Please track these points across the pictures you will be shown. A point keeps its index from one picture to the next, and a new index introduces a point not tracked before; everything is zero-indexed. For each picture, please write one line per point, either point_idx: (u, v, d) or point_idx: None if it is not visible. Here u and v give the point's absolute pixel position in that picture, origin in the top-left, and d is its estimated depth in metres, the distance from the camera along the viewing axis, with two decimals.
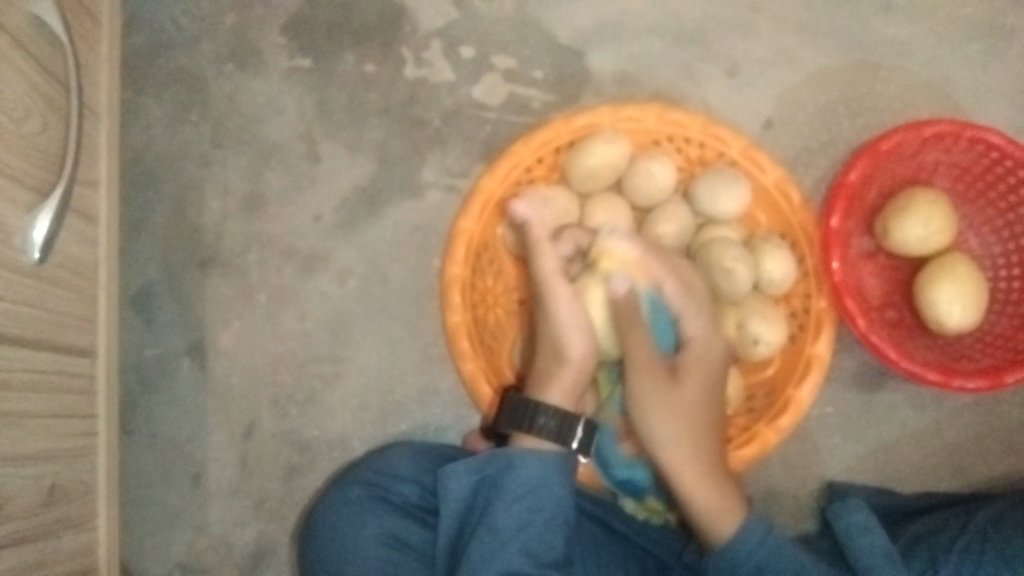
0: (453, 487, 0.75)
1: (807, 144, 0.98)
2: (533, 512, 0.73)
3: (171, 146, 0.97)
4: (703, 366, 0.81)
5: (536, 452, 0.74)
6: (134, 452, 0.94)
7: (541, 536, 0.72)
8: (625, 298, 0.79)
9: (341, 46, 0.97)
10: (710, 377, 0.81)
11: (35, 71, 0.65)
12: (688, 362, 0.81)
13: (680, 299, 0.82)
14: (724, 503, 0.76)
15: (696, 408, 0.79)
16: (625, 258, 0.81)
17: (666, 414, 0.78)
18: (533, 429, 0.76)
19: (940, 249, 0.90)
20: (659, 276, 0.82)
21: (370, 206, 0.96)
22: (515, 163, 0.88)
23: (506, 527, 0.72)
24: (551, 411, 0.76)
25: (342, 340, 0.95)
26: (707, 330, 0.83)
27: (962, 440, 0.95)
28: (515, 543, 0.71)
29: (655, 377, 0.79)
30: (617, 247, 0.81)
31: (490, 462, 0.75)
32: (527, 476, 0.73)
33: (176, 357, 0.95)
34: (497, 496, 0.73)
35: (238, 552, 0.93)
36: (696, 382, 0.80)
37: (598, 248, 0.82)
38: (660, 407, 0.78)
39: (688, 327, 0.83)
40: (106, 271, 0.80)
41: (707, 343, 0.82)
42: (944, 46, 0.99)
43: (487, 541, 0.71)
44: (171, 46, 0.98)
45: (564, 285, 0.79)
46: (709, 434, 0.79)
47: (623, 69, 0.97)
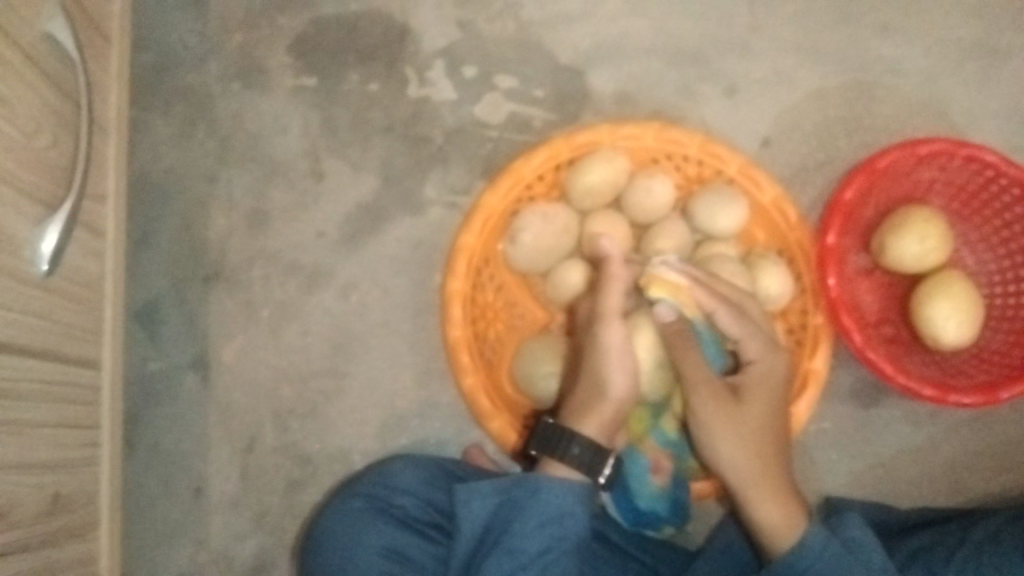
0: (475, 504, 0.76)
1: (805, 162, 0.99)
2: (554, 538, 0.74)
3: (178, 163, 0.99)
4: (764, 384, 0.81)
5: (565, 480, 0.74)
6: (138, 464, 0.95)
7: (560, 562, 0.74)
8: (674, 326, 0.80)
9: (345, 65, 0.99)
10: (772, 395, 0.81)
11: (46, 88, 0.67)
12: (751, 385, 0.81)
13: (733, 322, 0.82)
14: (790, 511, 0.78)
15: (760, 429, 0.80)
16: (673, 284, 0.82)
17: (731, 436, 0.79)
18: (565, 458, 0.76)
19: (937, 266, 0.91)
20: (706, 304, 0.82)
21: (373, 222, 0.97)
22: (515, 180, 0.90)
23: (526, 551, 0.73)
24: (585, 441, 0.76)
25: (344, 354, 0.96)
26: (766, 349, 0.83)
27: (959, 456, 0.95)
28: (533, 566, 0.73)
29: (715, 396, 0.79)
30: (666, 274, 0.82)
31: (516, 485, 0.75)
32: (555, 504, 0.74)
33: (180, 370, 0.96)
34: (519, 520, 0.74)
35: (238, 565, 0.93)
36: (758, 400, 0.81)
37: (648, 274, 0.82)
38: (725, 430, 0.79)
39: (746, 348, 0.83)
40: (112, 284, 0.81)
41: (768, 366, 0.82)
42: (940, 66, 1.00)
43: (504, 562, 0.73)
44: (179, 65, 1.00)
45: (617, 323, 0.77)
46: (773, 446, 0.80)
47: (622, 89, 0.99)
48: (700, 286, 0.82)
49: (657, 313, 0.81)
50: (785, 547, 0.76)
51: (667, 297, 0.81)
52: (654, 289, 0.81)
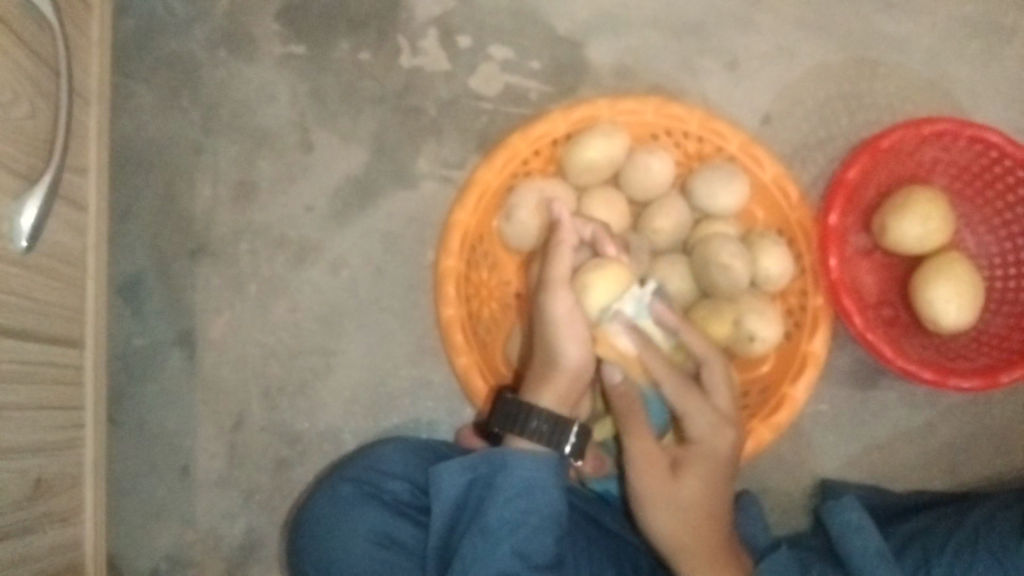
0: (446, 484, 0.74)
1: (805, 140, 0.97)
2: (525, 513, 0.72)
3: (162, 132, 0.95)
4: (706, 463, 0.77)
5: (531, 454, 0.73)
6: (123, 442, 0.93)
7: (534, 537, 0.72)
8: (622, 389, 0.77)
9: (336, 33, 0.96)
10: (713, 473, 0.77)
11: (23, 56, 0.64)
12: (691, 461, 0.77)
13: (677, 391, 0.78)
14: None
15: (698, 503, 0.76)
16: (623, 349, 0.78)
17: (665, 512, 0.76)
18: (525, 432, 0.74)
19: (938, 248, 0.90)
20: (657, 371, 0.77)
21: (364, 196, 0.95)
22: (511, 156, 0.87)
23: (498, 527, 0.72)
24: (544, 414, 0.74)
25: (334, 332, 0.94)
26: (714, 425, 0.78)
27: (955, 440, 0.94)
28: (508, 542, 0.72)
29: (653, 470, 0.76)
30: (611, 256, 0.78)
31: (484, 462, 0.74)
32: (523, 478, 0.72)
33: (165, 346, 0.93)
34: (490, 496, 0.73)
35: (226, 546, 0.92)
36: (698, 478, 0.77)
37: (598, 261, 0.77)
38: (663, 507, 0.76)
39: (693, 425, 0.78)
40: (95, 259, 0.78)
41: (712, 442, 0.77)
42: (944, 43, 0.98)
43: (479, 542, 0.71)
44: (162, 31, 0.96)
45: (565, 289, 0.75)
46: (715, 522, 0.77)
47: (621, 62, 0.96)
48: (652, 349, 0.77)
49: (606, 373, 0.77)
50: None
51: (616, 359, 0.78)
52: (602, 350, 0.78)
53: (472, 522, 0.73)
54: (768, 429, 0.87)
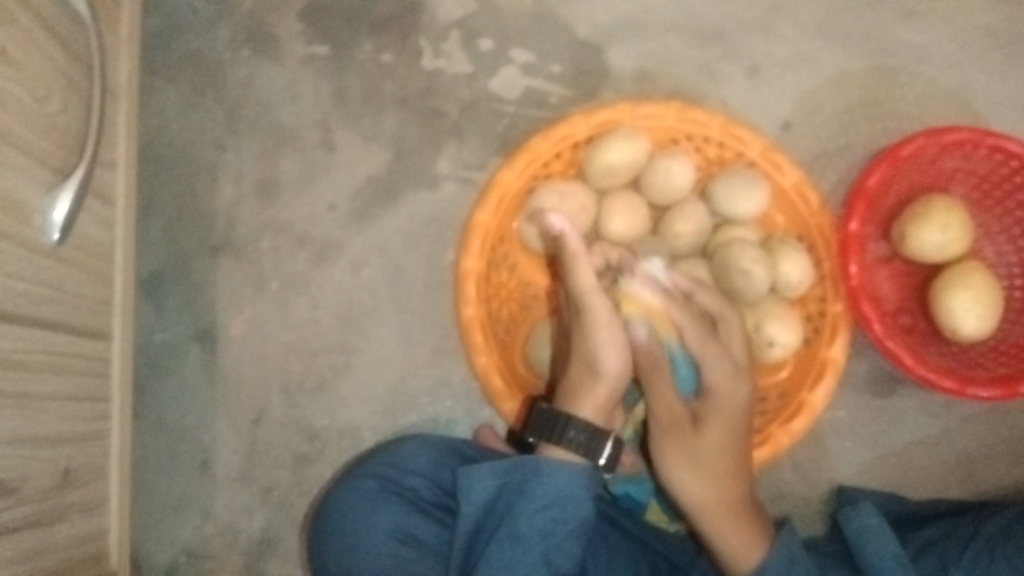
0: (475, 486, 0.74)
1: (825, 146, 0.97)
2: (555, 522, 0.72)
3: (186, 130, 0.96)
4: (723, 413, 0.78)
5: (565, 464, 0.73)
6: (143, 437, 0.93)
7: (562, 546, 0.73)
8: (645, 348, 0.79)
9: (359, 34, 0.97)
10: (730, 424, 0.78)
11: (57, 50, 0.65)
12: (710, 415, 0.78)
13: (699, 343, 0.80)
14: (750, 539, 0.75)
15: (718, 457, 0.77)
16: (647, 304, 0.81)
17: (686, 464, 0.77)
18: (561, 442, 0.75)
19: (957, 256, 0.90)
20: (679, 321, 0.80)
21: (385, 196, 0.95)
22: (532, 158, 0.88)
23: (529, 534, 0.72)
24: (581, 425, 0.75)
25: (353, 330, 0.94)
26: (730, 376, 0.79)
27: (974, 448, 0.94)
28: (537, 549, 0.72)
29: (676, 430, 0.78)
30: (639, 291, 0.81)
31: (516, 466, 0.74)
32: (556, 486, 0.72)
33: (186, 343, 0.94)
34: (519, 502, 0.73)
35: (244, 541, 0.92)
36: (717, 430, 0.78)
37: (620, 290, 0.82)
38: (682, 461, 0.77)
39: (710, 373, 0.79)
40: (122, 253, 0.79)
41: (729, 392, 0.78)
42: (965, 51, 0.98)
43: (509, 549, 0.71)
44: (187, 30, 0.97)
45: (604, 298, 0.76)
46: (734, 476, 0.77)
47: (642, 66, 0.97)
48: (676, 302, 0.80)
49: (631, 331, 0.80)
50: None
51: (641, 316, 0.81)
52: (626, 307, 0.81)
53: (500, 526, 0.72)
54: (787, 434, 0.87)
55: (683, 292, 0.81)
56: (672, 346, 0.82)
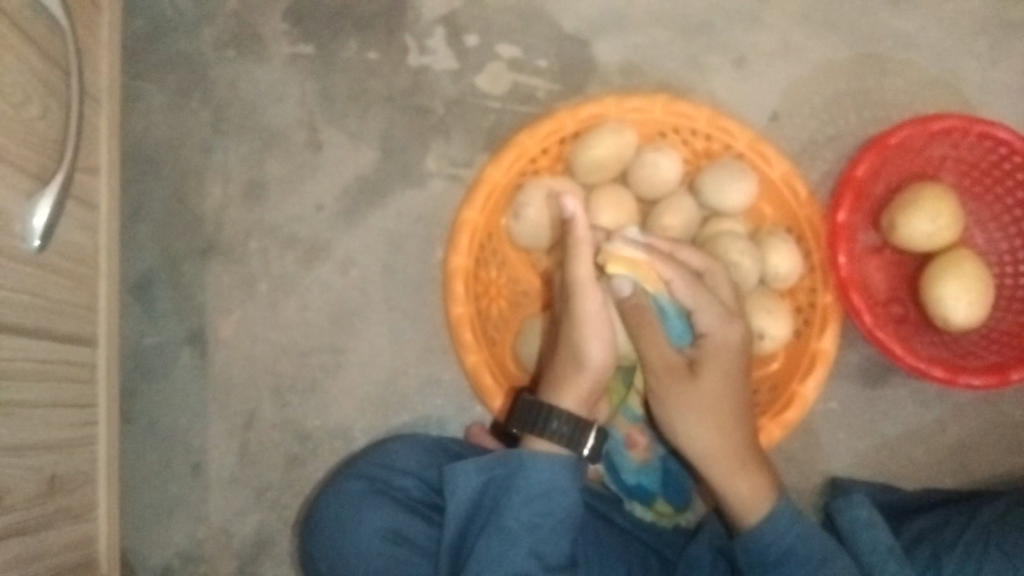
0: (462, 484, 0.74)
1: (813, 137, 0.97)
2: (542, 514, 0.72)
3: (172, 133, 0.96)
4: (721, 357, 0.78)
5: (549, 455, 0.73)
6: (134, 440, 0.93)
7: (550, 538, 0.72)
8: (630, 301, 0.76)
9: (344, 33, 0.96)
10: (728, 368, 0.78)
11: (34, 56, 0.65)
12: (706, 359, 0.78)
13: (688, 292, 0.78)
14: (756, 487, 0.77)
15: (717, 403, 0.77)
16: (632, 259, 0.76)
17: (686, 411, 0.77)
18: (545, 433, 0.74)
19: (947, 244, 0.89)
20: (667, 277, 0.77)
21: (372, 195, 0.95)
22: (519, 154, 0.88)
23: (515, 529, 0.72)
24: (564, 416, 0.74)
25: (343, 330, 0.94)
26: (722, 320, 0.78)
27: (967, 437, 0.94)
28: (525, 543, 0.72)
29: (671, 376, 0.78)
30: (622, 250, 0.76)
31: (500, 462, 0.74)
32: (540, 479, 0.72)
33: (176, 345, 0.94)
34: (506, 498, 0.73)
35: (237, 543, 0.92)
36: (715, 376, 0.77)
37: (603, 253, 0.76)
38: (684, 408, 0.77)
39: (701, 319, 0.78)
40: (106, 258, 0.79)
41: (724, 337, 0.78)
42: (953, 39, 0.98)
43: (496, 544, 0.71)
44: (171, 31, 0.97)
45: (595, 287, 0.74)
46: (736, 418, 0.78)
47: (628, 59, 0.96)
48: (660, 257, 0.77)
49: (615, 287, 0.76)
50: (751, 525, 0.76)
51: (626, 273, 0.76)
52: (613, 267, 0.75)
53: (488, 523, 0.72)
54: (778, 427, 0.87)
55: (664, 250, 0.78)
56: (661, 299, 0.78)
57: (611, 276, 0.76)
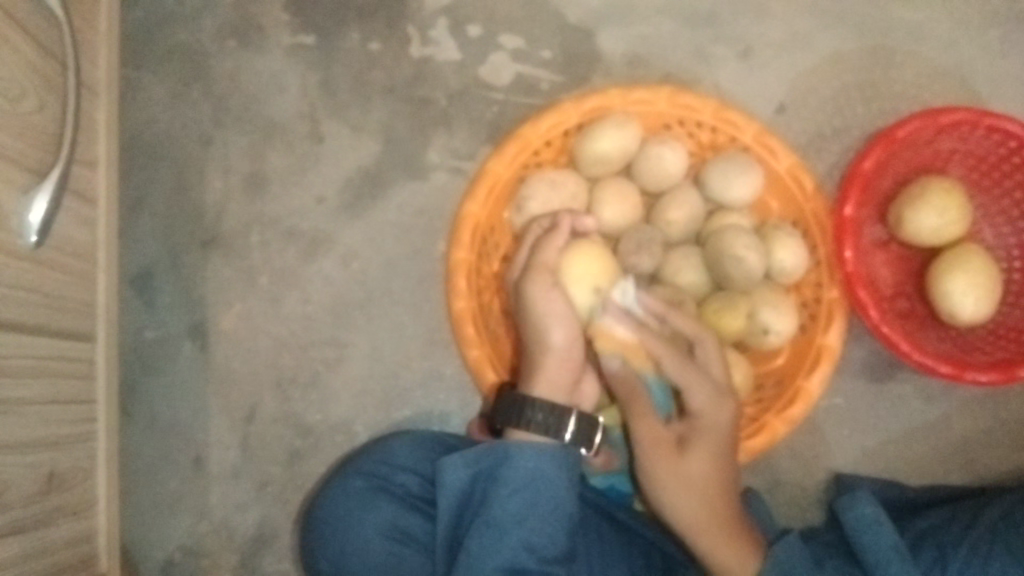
0: (450, 477, 0.73)
1: (820, 129, 0.96)
2: (530, 504, 0.71)
3: (172, 125, 0.95)
4: (710, 436, 0.77)
5: (534, 445, 0.72)
6: (136, 434, 0.93)
7: (541, 528, 0.71)
8: (618, 377, 0.78)
9: (346, 23, 0.95)
10: (718, 445, 0.77)
11: (30, 49, 0.64)
12: (696, 435, 0.77)
13: (677, 369, 0.79)
14: (744, 555, 0.74)
15: (707, 479, 0.76)
16: (622, 336, 0.79)
17: (675, 488, 0.76)
18: (522, 424, 0.75)
19: (954, 239, 0.88)
20: (658, 350, 0.78)
21: (374, 188, 0.94)
22: (522, 147, 0.87)
23: (505, 520, 0.71)
24: (539, 404, 0.74)
25: (344, 324, 0.93)
26: (713, 400, 0.78)
27: (974, 433, 0.93)
28: (515, 533, 0.71)
29: (660, 450, 0.77)
30: (614, 326, 0.79)
31: (487, 453, 0.73)
32: (526, 469, 0.72)
33: (176, 339, 0.94)
34: (494, 489, 0.72)
35: (239, 537, 0.92)
36: (704, 453, 0.77)
37: (594, 326, 0.79)
38: (673, 484, 0.76)
39: (693, 398, 0.78)
40: (105, 253, 0.78)
41: (714, 415, 0.78)
42: (963, 29, 0.96)
43: (486, 536, 0.70)
44: (171, 22, 0.96)
45: (546, 280, 0.77)
46: (726, 495, 0.76)
47: (633, 50, 0.95)
48: (650, 333, 0.79)
49: (605, 364, 0.79)
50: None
51: (616, 350, 0.79)
52: (601, 343, 0.79)
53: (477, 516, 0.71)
54: (784, 423, 0.86)
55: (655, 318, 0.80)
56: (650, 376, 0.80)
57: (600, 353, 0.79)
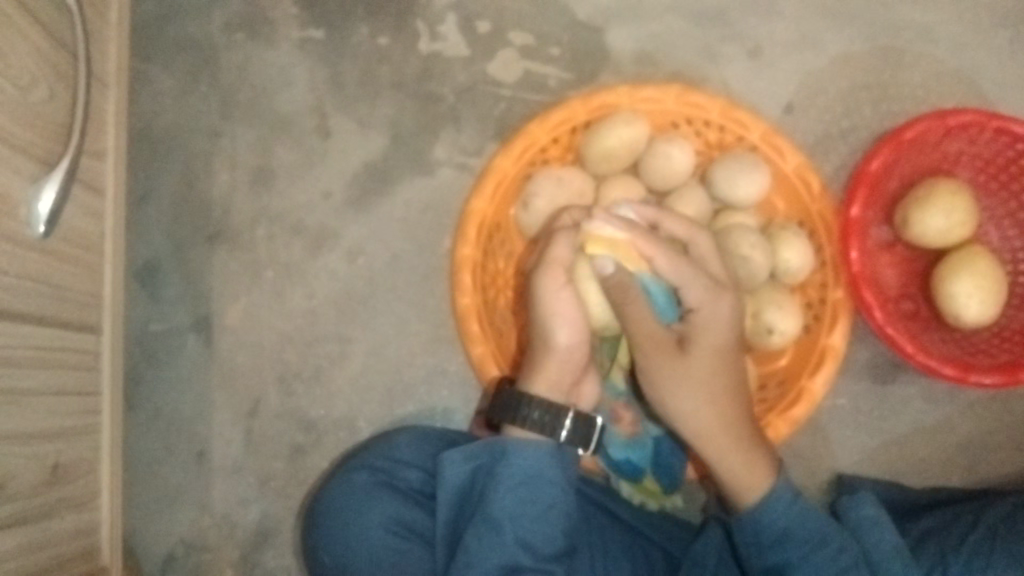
0: (450, 474, 0.73)
1: (827, 130, 0.95)
2: (528, 502, 0.71)
3: (180, 117, 0.95)
4: (709, 334, 0.76)
5: (532, 442, 0.72)
6: (139, 426, 0.93)
7: (538, 527, 0.71)
8: (615, 280, 0.75)
9: (355, 18, 0.95)
10: (718, 343, 0.76)
11: (41, 39, 0.64)
12: (696, 335, 0.76)
13: (673, 269, 0.75)
14: (754, 466, 0.76)
15: (711, 378, 0.76)
16: (612, 240, 0.76)
17: (679, 388, 0.76)
18: (521, 422, 0.74)
19: (960, 241, 0.88)
20: (648, 252, 0.75)
21: (381, 183, 0.94)
22: (529, 143, 0.86)
23: (502, 517, 0.70)
24: (536, 401, 0.74)
25: (349, 319, 0.93)
26: (710, 296, 0.75)
27: (976, 437, 0.93)
28: (511, 532, 0.70)
29: (660, 351, 0.76)
30: (603, 230, 0.75)
31: (486, 450, 0.73)
32: (524, 466, 0.71)
33: (181, 332, 0.94)
34: (492, 486, 0.71)
35: (241, 531, 0.92)
36: (706, 352, 0.76)
37: (584, 233, 0.76)
38: (676, 386, 0.76)
39: (688, 295, 0.76)
40: (112, 244, 0.78)
41: (712, 310, 0.75)
42: (972, 32, 0.96)
43: (483, 534, 0.70)
44: (180, 14, 0.96)
45: (558, 272, 0.75)
46: (732, 394, 0.77)
47: (641, 49, 0.95)
48: (642, 234, 0.75)
49: (598, 267, 0.75)
50: (750, 506, 0.75)
51: (608, 254, 0.75)
52: (593, 249, 0.76)
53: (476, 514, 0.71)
54: (786, 424, 0.86)
55: (648, 220, 0.78)
56: (645, 277, 0.77)
57: (593, 258, 0.76)
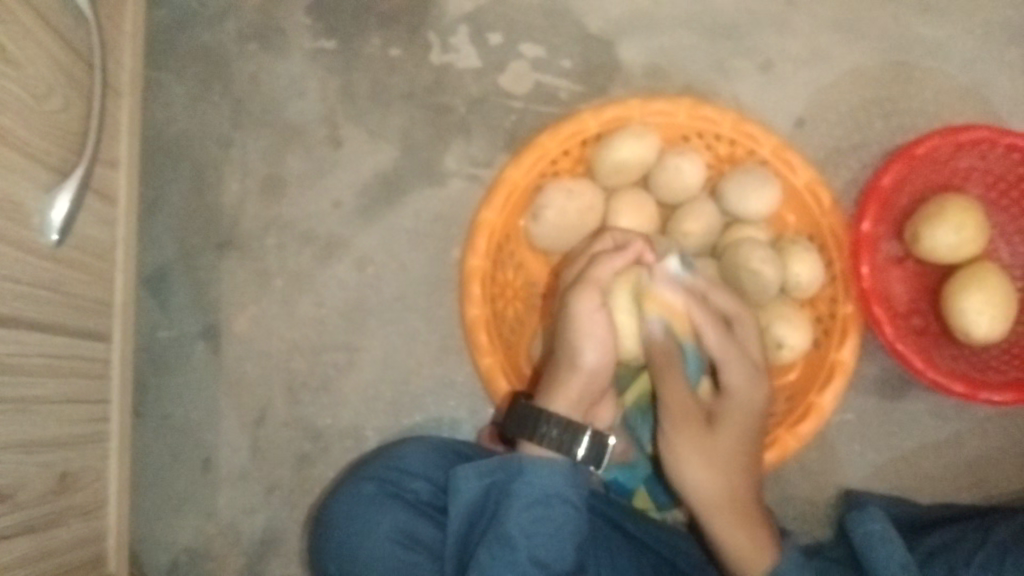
0: (463, 488, 0.73)
1: (838, 144, 0.95)
2: (541, 520, 0.70)
3: (192, 126, 0.95)
4: (738, 417, 0.78)
5: (550, 462, 0.71)
6: (147, 433, 0.93)
7: (552, 545, 0.70)
8: (660, 343, 0.78)
9: (367, 28, 0.96)
10: (743, 427, 0.78)
11: (57, 48, 0.64)
12: (726, 415, 0.78)
13: (718, 343, 0.78)
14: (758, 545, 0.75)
15: (732, 458, 0.77)
16: (670, 304, 0.78)
17: (698, 466, 0.77)
18: (537, 438, 0.74)
19: (970, 257, 0.88)
20: (700, 321, 0.78)
21: (391, 193, 0.94)
22: (539, 155, 0.87)
23: (516, 534, 0.70)
24: (554, 419, 0.73)
25: (357, 328, 0.93)
26: (749, 381, 0.78)
27: (985, 453, 0.93)
28: (524, 549, 0.70)
29: (688, 424, 0.77)
30: (663, 292, 0.78)
31: (502, 467, 0.72)
32: (541, 485, 0.71)
33: (191, 339, 0.94)
34: (506, 503, 0.71)
35: (247, 539, 0.92)
36: (731, 433, 0.78)
37: (645, 290, 0.78)
38: (696, 460, 0.77)
39: (728, 375, 0.78)
40: (124, 252, 0.79)
41: (747, 395, 0.78)
42: (984, 48, 0.96)
43: (496, 549, 0.69)
44: (193, 23, 0.96)
45: (592, 294, 0.76)
46: (745, 475, 0.77)
47: (653, 62, 0.95)
48: (698, 304, 0.78)
49: (647, 326, 0.78)
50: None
51: (659, 314, 0.78)
52: (648, 306, 0.78)
53: (489, 529, 0.71)
54: (795, 438, 0.86)
55: (699, 288, 0.79)
56: (687, 344, 0.80)
57: (646, 315, 0.78)
